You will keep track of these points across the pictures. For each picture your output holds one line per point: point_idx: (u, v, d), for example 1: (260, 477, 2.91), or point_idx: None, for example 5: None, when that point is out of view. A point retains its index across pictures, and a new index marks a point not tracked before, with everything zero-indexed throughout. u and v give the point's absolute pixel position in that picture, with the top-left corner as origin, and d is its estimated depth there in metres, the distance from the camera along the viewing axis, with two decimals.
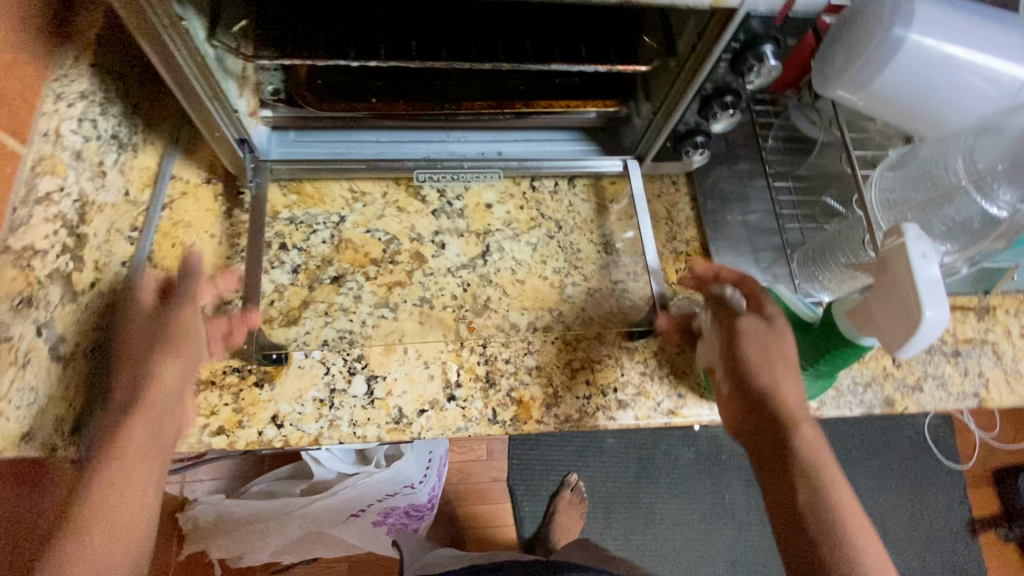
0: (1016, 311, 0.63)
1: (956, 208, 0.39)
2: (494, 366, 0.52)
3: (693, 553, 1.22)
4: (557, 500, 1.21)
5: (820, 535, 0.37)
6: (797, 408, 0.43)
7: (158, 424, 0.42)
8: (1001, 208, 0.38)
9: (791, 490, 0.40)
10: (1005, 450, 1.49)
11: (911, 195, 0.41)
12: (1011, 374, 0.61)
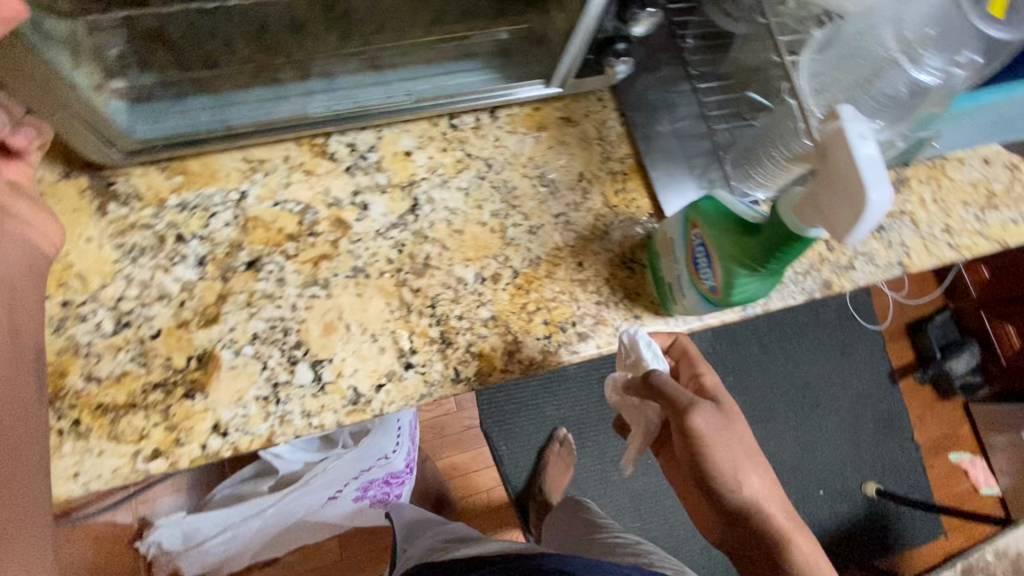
0: (925, 179, 0.68)
1: (886, 82, 0.44)
2: (448, 325, 0.49)
3: None
4: (547, 454, 1.25)
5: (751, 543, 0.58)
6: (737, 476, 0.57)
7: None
8: (923, 72, 0.43)
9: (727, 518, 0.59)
10: (914, 305, 1.68)
11: (839, 76, 0.44)
12: (926, 239, 0.65)
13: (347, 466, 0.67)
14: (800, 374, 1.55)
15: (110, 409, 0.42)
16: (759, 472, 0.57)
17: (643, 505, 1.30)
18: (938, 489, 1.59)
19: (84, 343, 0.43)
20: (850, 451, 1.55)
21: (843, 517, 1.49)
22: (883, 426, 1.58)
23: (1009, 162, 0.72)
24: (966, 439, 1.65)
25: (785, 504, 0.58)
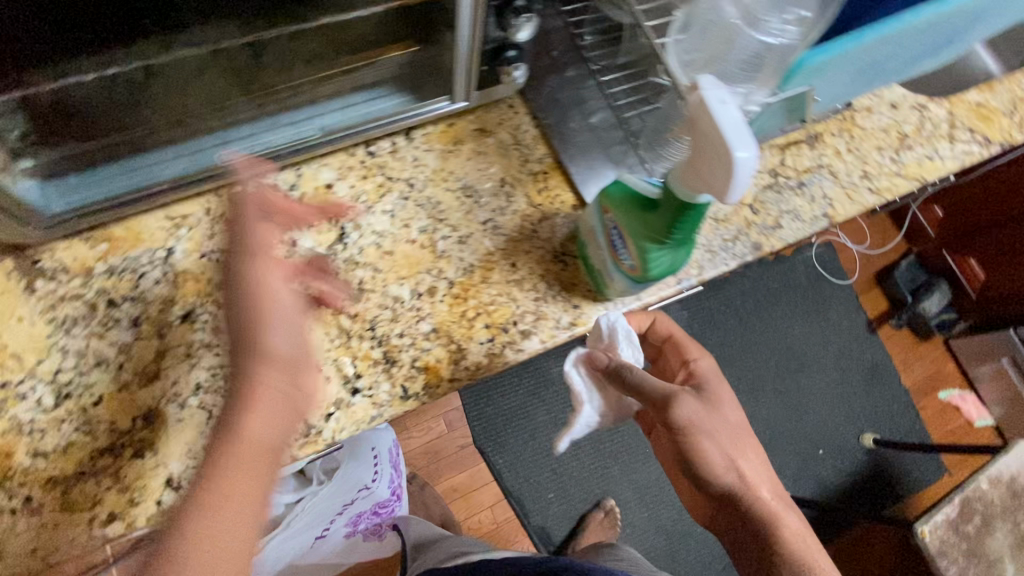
0: (838, 132, 0.71)
1: (740, 48, 0.45)
2: (390, 345, 0.50)
3: None
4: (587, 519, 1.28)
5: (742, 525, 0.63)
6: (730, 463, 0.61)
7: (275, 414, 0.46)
8: (770, 36, 0.44)
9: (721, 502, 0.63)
10: (879, 255, 1.72)
11: (701, 51, 0.46)
12: (847, 189, 0.68)
13: (326, 502, 0.67)
14: (781, 339, 1.58)
15: (61, 481, 0.42)
16: (750, 460, 0.61)
17: (642, 491, 1.35)
18: (933, 429, 1.61)
19: (26, 421, 0.43)
20: (842, 406, 1.56)
21: (845, 471, 1.51)
22: (870, 375, 1.61)
23: (915, 104, 0.76)
24: (952, 375, 1.67)
25: (777, 488, 0.63)
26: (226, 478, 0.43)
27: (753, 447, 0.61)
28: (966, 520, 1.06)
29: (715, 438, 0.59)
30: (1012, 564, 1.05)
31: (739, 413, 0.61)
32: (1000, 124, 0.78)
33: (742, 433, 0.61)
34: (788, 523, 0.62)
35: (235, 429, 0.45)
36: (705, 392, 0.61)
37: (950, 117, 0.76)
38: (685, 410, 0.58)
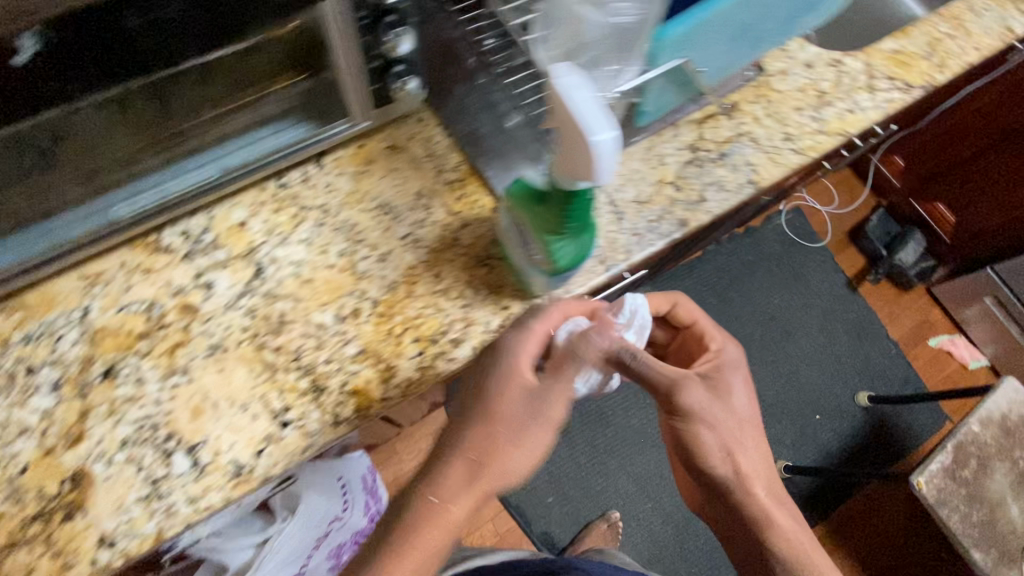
0: (755, 98, 0.71)
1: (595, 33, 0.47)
2: (317, 373, 0.50)
3: (652, 431, 1.40)
4: (591, 528, 1.29)
5: (738, 515, 0.67)
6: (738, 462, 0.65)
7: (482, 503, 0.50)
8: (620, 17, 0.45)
9: (720, 493, 0.68)
10: (849, 213, 1.72)
11: (562, 39, 0.48)
12: (770, 153, 0.68)
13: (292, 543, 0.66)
14: (762, 310, 1.58)
15: None
16: (746, 458, 0.65)
17: (642, 482, 1.37)
18: (928, 378, 1.60)
19: None
20: (833, 368, 1.55)
21: (845, 432, 1.50)
22: (857, 333, 1.60)
23: (831, 60, 0.76)
24: (940, 322, 1.66)
25: (767, 487, 0.67)
26: (437, 521, 0.48)
27: (752, 442, 0.65)
28: (962, 466, 1.04)
29: (715, 429, 0.63)
30: (1016, 504, 1.04)
31: (745, 410, 0.64)
32: (920, 68, 0.78)
33: (742, 427, 0.64)
34: (778, 525, 0.66)
35: (445, 497, 0.49)
36: (715, 383, 0.64)
37: (867, 68, 0.76)
38: (692, 398, 0.62)
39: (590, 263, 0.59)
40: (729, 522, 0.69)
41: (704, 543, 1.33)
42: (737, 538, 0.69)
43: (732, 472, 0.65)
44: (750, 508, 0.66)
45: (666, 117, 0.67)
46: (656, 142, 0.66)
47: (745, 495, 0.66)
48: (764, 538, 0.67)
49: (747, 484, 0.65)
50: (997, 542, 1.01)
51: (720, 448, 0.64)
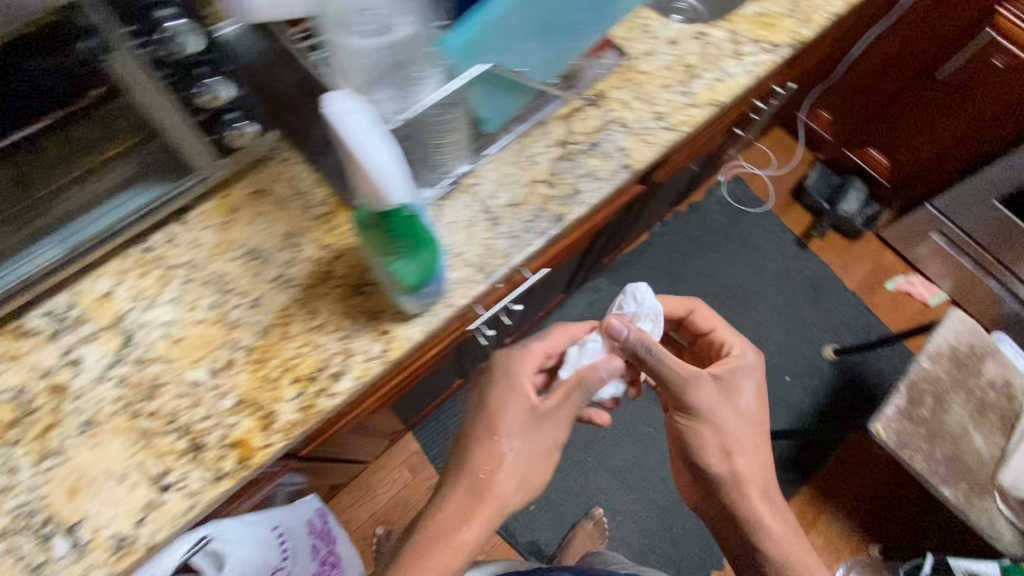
0: (621, 82, 0.72)
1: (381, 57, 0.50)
2: (194, 432, 0.50)
3: (623, 421, 1.40)
4: (577, 530, 1.28)
5: (730, 507, 0.81)
6: (737, 462, 0.78)
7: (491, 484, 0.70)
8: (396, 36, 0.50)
9: (717, 487, 0.82)
10: (788, 173, 1.75)
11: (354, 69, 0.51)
12: (640, 135, 0.69)
13: None
14: (717, 282, 1.60)
15: None
16: (747, 459, 0.79)
17: (622, 473, 1.36)
18: (893, 321, 1.60)
19: None
20: (796, 328, 1.56)
21: (817, 389, 1.50)
22: (815, 290, 1.61)
23: (694, 33, 0.77)
24: (895, 264, 1.67)
25: (762, 492, 0.80)
26: (448, 544, 0.69)
27: (752, 442, 0.79)
28: (918, 404, 1.04)
29: (716, 428, 0.77)
30: (978, 433, 1.04)
31: (743, 422, 0.79)
32: (783, 27, 0.79)
33: (743, 432, 0.79)
34: (765, 522, 0.80)
35: (478, 473, 0.70)
36: (724, 383, 0.79)
37: (731, 35, 0.77)
38: (701, 396, 0.77)
39: (469, 273, 0.59)
40: (725, 513, 0.83)
41: (692, 524, 1.33)
42: (730, 522, 0.83)
43: (731, 471, 0.79)
44: (743, 503, 0.80)
45: (532, 116, 0.67)
46: (527, 142, 0.67)
47: (739, 491, 0.80)
48: (750, 523, 0.81)
49: (742, 483, 0.79)
50: (964, 475, 1.01)
51: (721, 449, 0.78)
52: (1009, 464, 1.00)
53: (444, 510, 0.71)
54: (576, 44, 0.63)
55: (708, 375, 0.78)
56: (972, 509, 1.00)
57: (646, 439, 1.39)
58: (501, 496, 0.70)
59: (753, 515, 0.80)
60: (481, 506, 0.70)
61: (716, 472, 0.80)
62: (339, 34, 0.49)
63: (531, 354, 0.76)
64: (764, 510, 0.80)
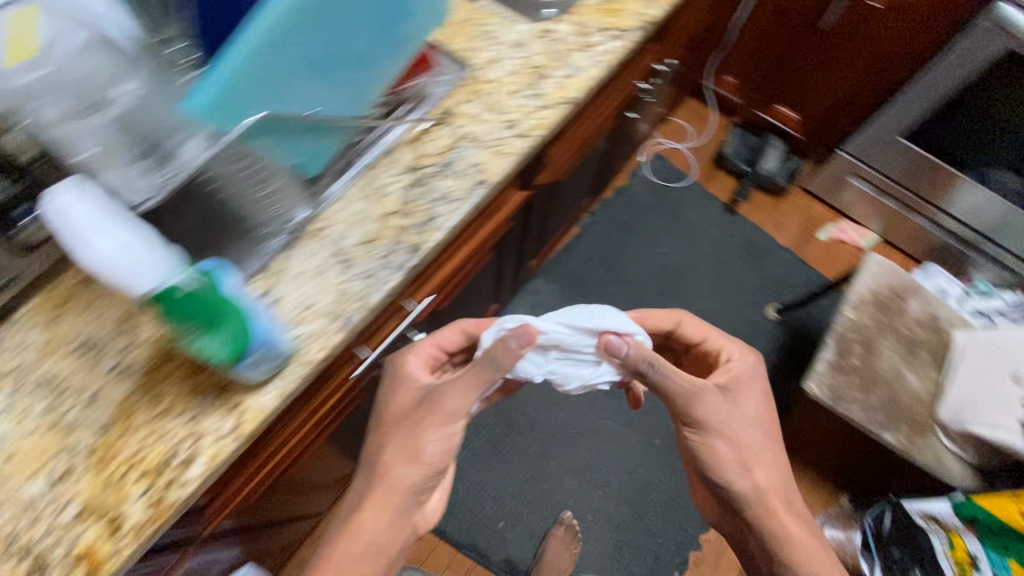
0: (470, 95, 0.70)
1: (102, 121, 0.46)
2: (35, 553, 0.46)
3: (580, 419, 1.40)
4: (548, 537, 1.26)
5: (750, 521, 0.81)
6: (755, 476, 0.79)
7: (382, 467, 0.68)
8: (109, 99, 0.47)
9: (736, 504, 0.81)
10: (706, 143, 1.78)
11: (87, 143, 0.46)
12: (494, 147, 0.66)
13: None
14: (654, 262, 1.60)
15: None
16: (765, 471, 0.79)
17: (586, 471, 1.35)
18: (830, 270, 1.62)
19: None
20: (737, 294, 1.57)
21: (767, 350, 1.50)
22: (749, 253, 1.62)
23: (540, 31, 0.75)
24: (824, 214, 1.69)
25: (785, 503, 0.80)
26: (349, 533, 0.67)
27: (767, 452, 0.80)
28: (849, 354, 1.04)
29: (730, 442, 0.77)
30: (911, 372, 1.04)
31: (756, 434, 0.79)
32: (631, 10, 0.78)
33: (757, 443, 0.79)
34: (793, 535, 0.79)
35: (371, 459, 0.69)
36: (731, 393, 0.79)
37: (578, 27, 0.76)
38: (708, 410, 0.77)
39: (324, 323, 0.55)
40: (748, 531, 0.82)
41: (663, 509, 1.33)
42: (751, 539, 0.82)
43: (750, 487, 0.79)
44: (766, 518, 0.80)
45: (376, 146, 0.64)
46: (374, 175, 0.63)
47: (760, 506, 0.80)
48: (773, 538, 0.80)
49: (763, 495, 0.79)
50: (904, 416, 1.01)
51: (738, 467, 0.78)
52: (944, 398, 1.00)
53: (348, 503, 0.70)
54: (388, 62, 0.55)
55: (715, 388, 0.78)
56: (916, 450, 0.99)
57: (604, 432, 1.39)
58: (393, 480, 0.67)
59: (775, 528, 0.80)
60: (378, 492, 0.68)
61: (733, 490, 0.79)
62: (48, 120, 0.45)
63: (416, 350, 0.76)
64: (789, 523, 0.79)
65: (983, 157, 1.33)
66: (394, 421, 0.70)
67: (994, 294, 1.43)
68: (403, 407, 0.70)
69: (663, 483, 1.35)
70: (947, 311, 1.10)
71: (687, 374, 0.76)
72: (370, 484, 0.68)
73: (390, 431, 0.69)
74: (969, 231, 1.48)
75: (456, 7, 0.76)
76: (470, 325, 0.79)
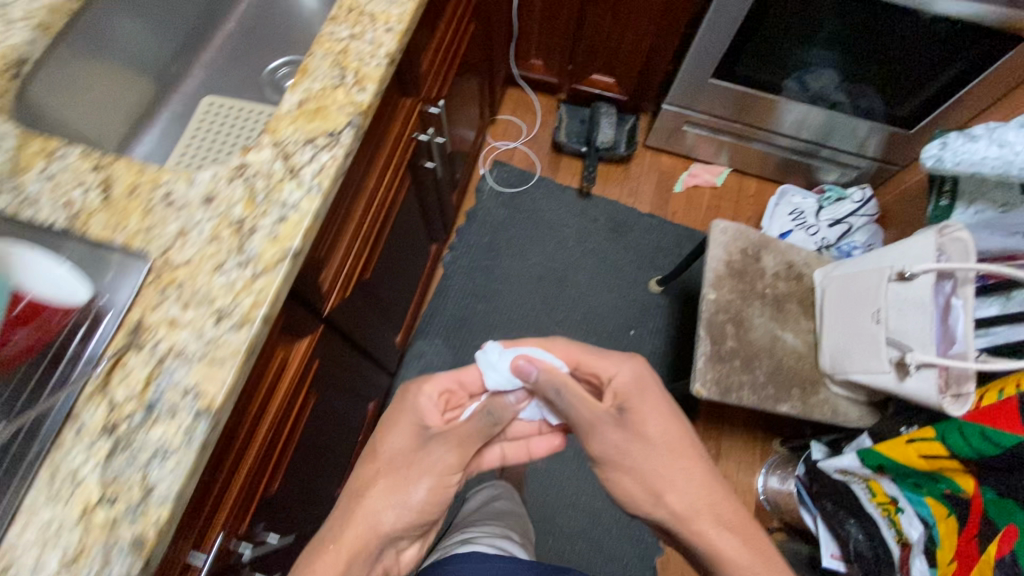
0: (161, 291, 0.55)
1: None
2: None
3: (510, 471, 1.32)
4: None
5: (683, 540, 0.73)
6: (677, 505, 0.72)
7: (372, 501, 0.68)
8: None
9: (672, 529, 0.74)
10: (539, 131, 1.68)
11: None
12: (207, 355, 0.53)
13: None
14: (529, 275, 1.52)
15: None
16: (681, 497, 0.72)
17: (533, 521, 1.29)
18: (696, 220, 1.60)
19: None
20: (618, 278, 1.52)
21: (663, 326, 1.47)
22: (617, 231, 1.57)
23: (232, 172, 0.60)
24: (674, 165, 1.66)
25: (717, 523, 0.70)
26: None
27: (680, 473, 0.72)
28: (724, 338, 1.00)
29: (633, 474, 0.72)
30: (787, 332, 1.02)
31: (650, 459, 0.72)
32: (335, 104, 0.64)
33: (662, 468, 0.72)
34: (728, 560, 0.69)
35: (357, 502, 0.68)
36: (629, 413, 0.73)
37: (278, 149, 0.62)
38: (603, 439, 0.73)
39: None
40: (690, 550, 0.74)
41: (616, 528, 1.29)
42: (693, 558, 0.74)
43: (670, 513, 0.72)
44: (689, 536, 0.72)
45: (49, 421, 0.50)
46: (57, 460, 0.49)
47: (686, 532, 0.72)
48: (705, 559, 0.71)
49: (684, 519, 0.71)
50: (794, 380, 0.99)
51: (651, 500, 0.72)
52: (821, 348, 0.99)
53: (323, 542, 0.67)
54: None
55: (613, 410, 0.73)
56: (815, 409, 0.97)
57: (536, 474, 1.33)
58: (359, 531, 0.67)
59: (704, 544, 0.71)
60: (350, 535, 0.66)
61: (656, 517, 0.73)
62: None
63: (435, 380, 0.76)
64: (721, 542, 0.70)
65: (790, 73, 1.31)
66: (393, 456, 0.72)
67: (844, 198, 1.43)
68: (399, 457, 0.71)
69: (609, 502, 1.31)
70: (800, 254, 1.09)
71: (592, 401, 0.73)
72: (350, 518, 0.67)
73: (377, 473, 0.70)
74: (803, 144, 1.49)
75: (116, 179, 0.60)
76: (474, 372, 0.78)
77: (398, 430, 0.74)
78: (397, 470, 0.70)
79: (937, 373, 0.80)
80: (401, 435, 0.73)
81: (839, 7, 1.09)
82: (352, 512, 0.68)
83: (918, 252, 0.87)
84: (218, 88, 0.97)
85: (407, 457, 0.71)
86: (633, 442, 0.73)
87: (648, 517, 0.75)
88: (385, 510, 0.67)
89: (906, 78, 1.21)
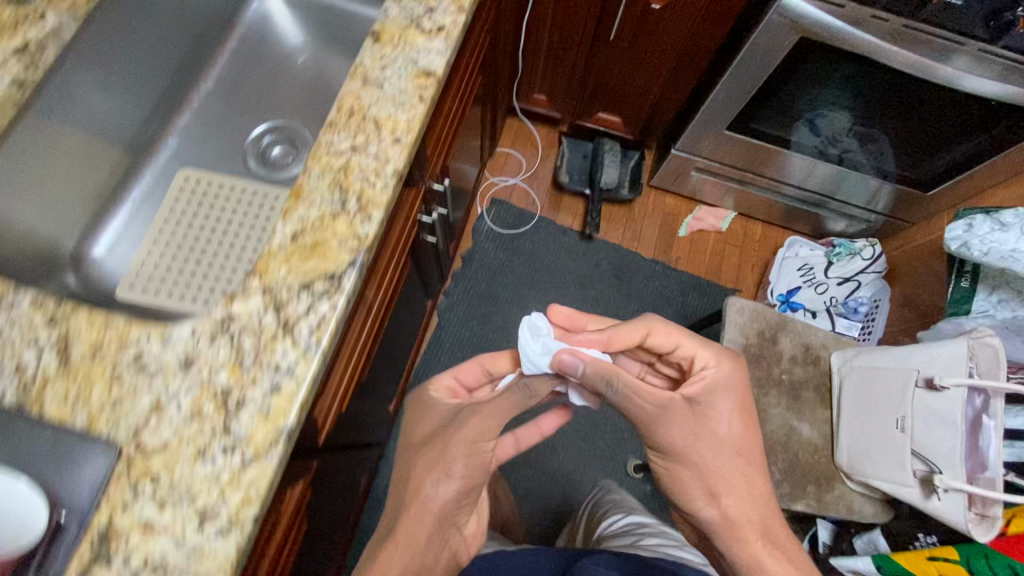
0: (133, 487, 0.47)
1: None
2: None
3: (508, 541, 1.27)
4: None
5: (722, 546, 0.71)
6: (735, 514, 0.69)
7: (429, 474, 0.64)
8: None
9: (718, 534, 0.71)
10: (540, 167, 1.60)
11: None
12: (189, 567, 0.45)
13: None
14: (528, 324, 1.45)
15: None
16: (737, 500, 0.69)
17: None
18: (700, 267, 1.54)
19: None
20: None
21: None
22: (619, 278, 1.50)
23: (214, 327, 0.52)
24: (679, 207, 1.59)
25: (762, 535, 0.69)
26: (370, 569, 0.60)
27: (737, 475, 0.70)
28: None
29: (697, 470, 0.69)
30: (802, 424, 0.98)
31: (727, 463, 0.69)
32: (336, 237, 0.56)
33: (726, 468, 0.69)
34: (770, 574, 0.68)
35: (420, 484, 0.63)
36: (700, 406, 0.70)
37: (268, 296, 0.53)
38: (670, 431, 0.68)
39: None
40: (724, 559, 0.72)
41: None
42: (726, 564, 0.74)
43: (723, 521, 0.70)
44: (735, 544, 0.69)
45: None
46: None
47: (732, 542, 0.70)
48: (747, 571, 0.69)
49: (738, 527, 0.69)
50: (809, 475, 0.95)
51: (709, 504, 0.70)
52: (839, 445, 0.95)
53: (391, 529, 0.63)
54: None
55: (685, 400, 0.69)
56: (829, 506, 0.94)
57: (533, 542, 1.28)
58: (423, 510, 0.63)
59: (747, 558, 0.69)
60: (416, 513, 0.63)
61: (698, 521, 0.72)
62: None
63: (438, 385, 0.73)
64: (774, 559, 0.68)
65: (803, 129, 1.25)
66: (433, 435, 0.67)
67: (855, 253, 1.39)
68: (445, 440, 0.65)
69: None
70: (817, 335, 1.04)
71: (652, 394, 0.67)
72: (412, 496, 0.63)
73: (415, 455, 0.66)
74: (810, 195, 1.44)
75: (75, 337, 0.51)
76: (492, 361, 0.74)
77: (436, 413, 0.69)
78: (443, 444, 0.65)
79: (967, 496, 0.76)
80: (449, 422, 0.67)
81: (864, 71, 1.03)
82: (413, 488, 0.64)
83: (949, 359, 0.83)
84: (196, 158, 0.86)
85: (449, 438, 0.65)
86: (701, 433, 0.69)
87: (696, 519, 0.72)
88: (429, 509, 0.63)
89: (929, 145, 1.16)
